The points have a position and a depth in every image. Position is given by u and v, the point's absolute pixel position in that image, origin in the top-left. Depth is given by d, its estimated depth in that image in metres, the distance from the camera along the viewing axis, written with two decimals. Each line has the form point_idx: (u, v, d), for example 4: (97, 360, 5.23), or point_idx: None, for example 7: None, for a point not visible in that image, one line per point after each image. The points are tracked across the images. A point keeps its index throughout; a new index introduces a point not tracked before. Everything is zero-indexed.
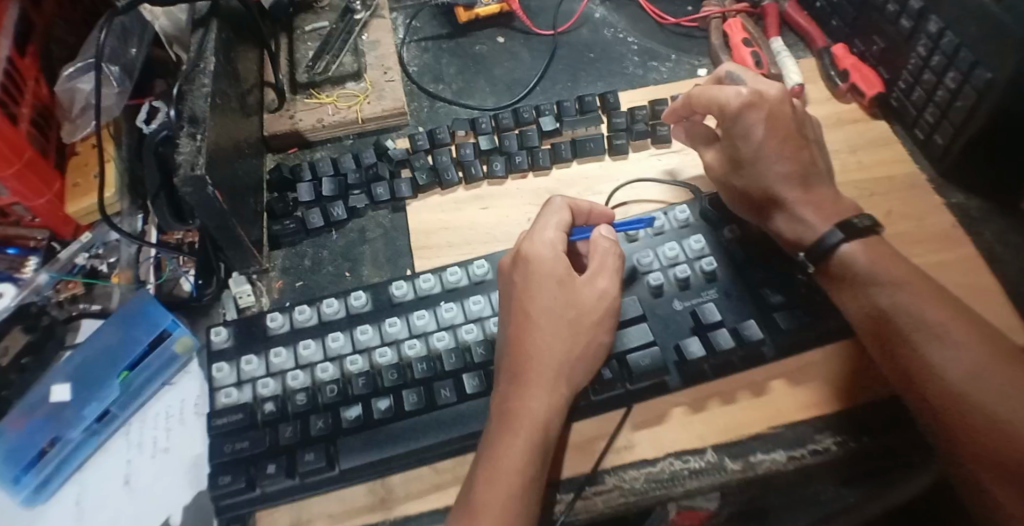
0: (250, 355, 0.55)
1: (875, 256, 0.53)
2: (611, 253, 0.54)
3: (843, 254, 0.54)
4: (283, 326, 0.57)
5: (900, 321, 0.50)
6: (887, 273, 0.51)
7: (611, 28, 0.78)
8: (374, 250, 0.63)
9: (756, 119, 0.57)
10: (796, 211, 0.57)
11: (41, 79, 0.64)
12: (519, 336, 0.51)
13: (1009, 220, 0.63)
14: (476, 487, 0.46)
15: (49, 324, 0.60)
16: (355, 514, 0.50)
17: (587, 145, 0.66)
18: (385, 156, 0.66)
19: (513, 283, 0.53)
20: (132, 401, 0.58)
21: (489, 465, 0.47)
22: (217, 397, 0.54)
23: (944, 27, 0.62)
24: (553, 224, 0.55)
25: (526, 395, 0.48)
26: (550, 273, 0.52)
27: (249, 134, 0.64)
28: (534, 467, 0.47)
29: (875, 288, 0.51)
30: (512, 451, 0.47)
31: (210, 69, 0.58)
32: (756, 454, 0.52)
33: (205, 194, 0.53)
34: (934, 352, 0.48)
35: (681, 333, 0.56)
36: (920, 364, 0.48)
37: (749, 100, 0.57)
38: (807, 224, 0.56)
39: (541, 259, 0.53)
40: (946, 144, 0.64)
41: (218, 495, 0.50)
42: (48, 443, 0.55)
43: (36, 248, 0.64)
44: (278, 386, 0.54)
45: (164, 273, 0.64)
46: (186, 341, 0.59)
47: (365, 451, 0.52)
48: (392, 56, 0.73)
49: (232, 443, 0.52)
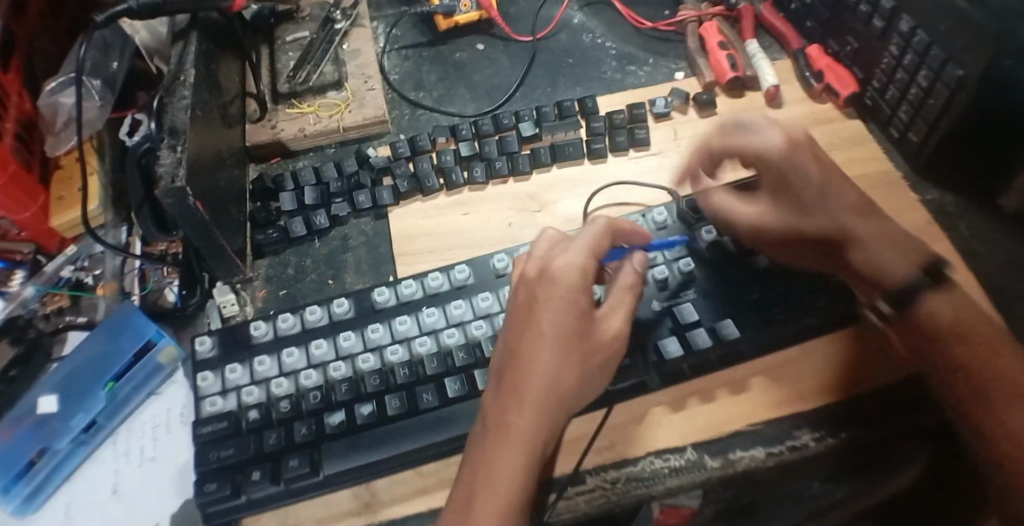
0: (234, 363, 0.56)
1: (949, 303, 0.53)
2: (630, 289, 0.53)
3: (926, 309, 0.53)
4: (267, 335, 0.57)
5: (979, 374, 0.50)
6: (971, 329, 0.51)
7: (590, 33, 0.79)
8: (357, 257, 0.64)
9: (800, 158, 0.57)
10: (874, 252, 0.55)
11: (24, 94, 0.64)
12: (533, 357, 0.48)
13: (984, 217, 0.64)
14: (472, 506, 0.45)
15: (35, 336, 0.61)
16: (340, 518, 0.51)
17: (566, 149, 0.67)
18: (367, 164, 0.67)
19: (536, 303, 0.49)
20: (118, 410, 0.58)
21: (486, 484, 0.45)
22: (202, 405, 0.54)
23: (915, 26, 0.63)
24: (590, 245, 0.51)
25: (530, 416, 0.47)
26: (579, 301, 0.49)
27: (231, 144, 0.65)
28: (527, 488, 0.47)
29: (960, 341, 0.51)
30: (514, 475, 0.46)
31: (189, 80, 0.58)
32: (734, 451, 0.53)
33: (185, 205, 0.54)
34: (1008, 408, 0.48)
35: (659, 332, 0.56)
36: (996, 416, 0.48)
37: (784, 146, 0.57)
38: (886, 268, 0.55)
39: (573, 281, 0.49)
40: (921, 140, 0.66)
41: (204, 502, 0.51)
42: (36, 454, 0.55)
43: (22, 262, 0.63)
44: (263, 393, 0.55)
45: (149, 284, 0.64)
46: (171, 351, 0.60)
47: (349, 455, 0.52)
48: (372, 65, 0.74)
49: (217, 450, 0.52)
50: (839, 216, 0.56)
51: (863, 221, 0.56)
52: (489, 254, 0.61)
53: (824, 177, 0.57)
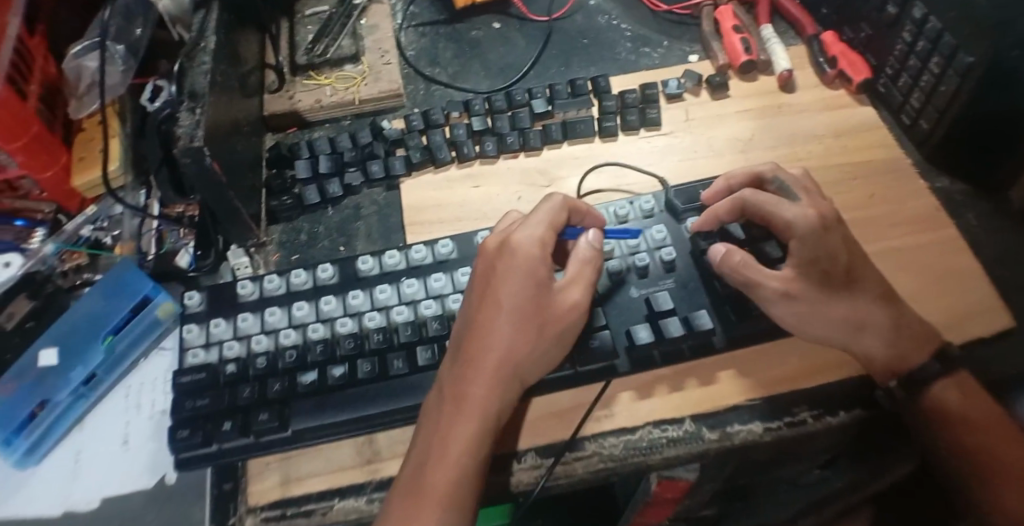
0: (218, 318, 0.57)
1: (962, 394, 0.53)
2: (589, 263, 0.53)
3: (935, 394, 0.53)
4: (252, 294, 0.59)
5: (978, 457, 0.52)
6: (977, 412, 0.52)
7: (606, 15, 0.80)
8: (368, 226, 0.65)
9: (832, 240, 0.54)
10: (887, 335, 0.53)
11: (49, 59, 0.66)
12: (484, 328, 0.50)
13: (991, 207, 0.65)
14: (422, 472, 0.47)
15: (51, 292, 0.64)
16: (342, 473, 0.52)
17: (578, 126, 0.68)
18: (380, 136, 0.68)
19: (489, 278, 0.51)
20: (118, 364, 0.59)
21: (435, 450, 0.48)
22: (185, 357, 0.56)
23: (928, 13, 0.63)
24: (545, 221, 0.53)
25: (484, 385, 0.49)
26: (529, 273, 0.51)
27: (249, 113, 0.66)
28: (481, 456, 0.48)
29: (964, 429, 0.52)
30: (462, 440, 0.48)
31: (210, 47, 0.59)
32: (732, 424, 0.53)
33: (203, 166, 0.55)
34: (1008, 492, 0.51)
35: (632, 319, 0.56)
36: (994, 501, 0.51)
37: (817, 221, 0.54)
38: (901, 352, 0.53)
39: (527, 255, 0.51)
40: (930, 128, 0.66)
41: (176, 447, 0.52)
42: (37, 406, 0.56)
43: (43, 221, 0.66)
44: (243, 349, 0.56)
45: (165, 244, 0.66)
46: (167, 307, 0.61)
47: (317, 414, 0.53)
48: (388, 40, 0.75)
49: (193, 400, 0.54)
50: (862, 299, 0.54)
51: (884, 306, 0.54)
52: (473, 231, 0.62)
53: (851, 259, 0.55)
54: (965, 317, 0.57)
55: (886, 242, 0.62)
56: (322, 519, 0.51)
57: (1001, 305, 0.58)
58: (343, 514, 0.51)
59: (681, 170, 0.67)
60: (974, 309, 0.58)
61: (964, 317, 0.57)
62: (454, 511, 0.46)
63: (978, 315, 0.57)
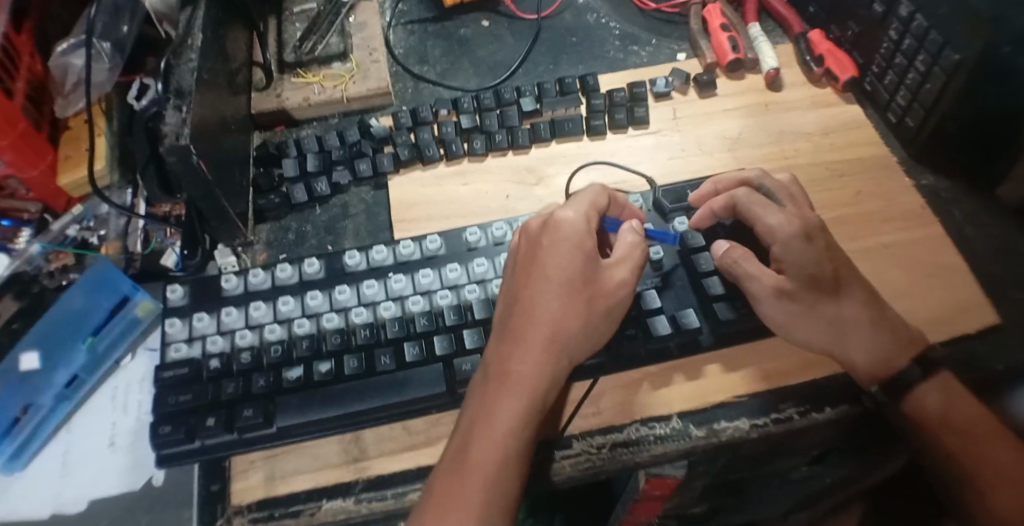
0: (202, 312, 0.57)
1: (943, 396, 0.53)
2: (637, 246, 0.54)
3: (917, 396, 0.52)
4: (237, 288, 0.58)
5: (963, 458, 0.51)
6: (959, 413, 0.52)
7: (595, 14, 0.80)
8: (356, 224, 0.65)
9: (815, 251, 0.55)
10: (870, 333, 0.54)
11: (35, 55, 0.65)
12: (531, 302, 0.50)
13: (978, 204, 0.65)
14: (468, 444, 0.46)
15: (39, 292, 0.63)
16: (329, 471, 0.52)
17: (565, 125, 0.68)
18: (368, 134, 0.68)
19: (537, 253, 0.52)
20: (99, 365, 0.59)
21: (482, 422, 0.47)
22: (167, 351, 0.56)
23: (914, 11, 0.63)
24: (586, 202, 0.54)
25: (531, 359, 0.49)
26: (578, 246, 0.51)
27: (237, 111, 0.66)
28: (528, 431, 0.47)
29: (947, 430, 0.52)
30: (508, 411, 0.47)
31: (197, 44, 0.59)
32: (719, 421, 0.54)
33: (190, 164, 0.54)
34: (994, 492, 0.50)
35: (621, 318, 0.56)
36: (982, 502, 0.50)
37: (801, 229, 0.55)
38: (886, 356, 0.53)
39: (573, 229, 0.52)
40: (917, 126, 0.66)
41: (158, 443, 0.52)
42: (20, 411, 0.56)
43: (29, 220, 0.65)
44: (227, 343, 0.56)
45: (152, 243, 0.66)
46: (147, 305, 0.61)
47: (302, 410, 0.53)
48: (377, 38, 0.75)
49: (176, 395, 0.53)
50: (846, 307, 0.54)
51: (867, 307, 0.54)
52: (462, 228, 0.62)
53: (835, 269, 0.55)
54: (950, 314, 0.58)
55: (872, 239, 0.62)
56: (310, 520, 0.51)
57: (986, 302, 0.58)
58: (332, 514, 0.51)
59: (669, 168, 0.67)
60: (958, 306, 0.58)
61: (949, 313, 0.58)
62: (501, 486, 0.45)
63: (962, 312, 0.58)
